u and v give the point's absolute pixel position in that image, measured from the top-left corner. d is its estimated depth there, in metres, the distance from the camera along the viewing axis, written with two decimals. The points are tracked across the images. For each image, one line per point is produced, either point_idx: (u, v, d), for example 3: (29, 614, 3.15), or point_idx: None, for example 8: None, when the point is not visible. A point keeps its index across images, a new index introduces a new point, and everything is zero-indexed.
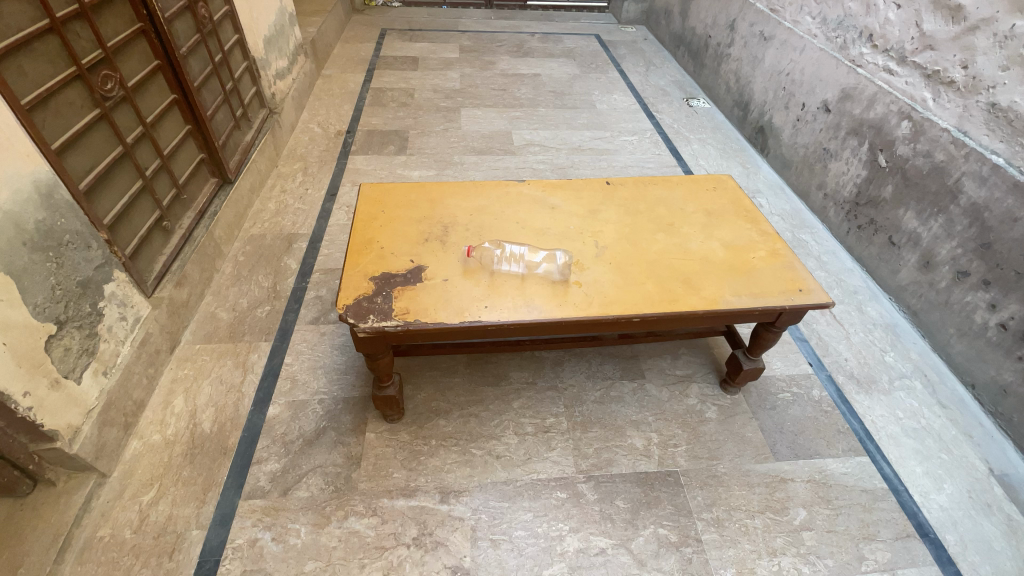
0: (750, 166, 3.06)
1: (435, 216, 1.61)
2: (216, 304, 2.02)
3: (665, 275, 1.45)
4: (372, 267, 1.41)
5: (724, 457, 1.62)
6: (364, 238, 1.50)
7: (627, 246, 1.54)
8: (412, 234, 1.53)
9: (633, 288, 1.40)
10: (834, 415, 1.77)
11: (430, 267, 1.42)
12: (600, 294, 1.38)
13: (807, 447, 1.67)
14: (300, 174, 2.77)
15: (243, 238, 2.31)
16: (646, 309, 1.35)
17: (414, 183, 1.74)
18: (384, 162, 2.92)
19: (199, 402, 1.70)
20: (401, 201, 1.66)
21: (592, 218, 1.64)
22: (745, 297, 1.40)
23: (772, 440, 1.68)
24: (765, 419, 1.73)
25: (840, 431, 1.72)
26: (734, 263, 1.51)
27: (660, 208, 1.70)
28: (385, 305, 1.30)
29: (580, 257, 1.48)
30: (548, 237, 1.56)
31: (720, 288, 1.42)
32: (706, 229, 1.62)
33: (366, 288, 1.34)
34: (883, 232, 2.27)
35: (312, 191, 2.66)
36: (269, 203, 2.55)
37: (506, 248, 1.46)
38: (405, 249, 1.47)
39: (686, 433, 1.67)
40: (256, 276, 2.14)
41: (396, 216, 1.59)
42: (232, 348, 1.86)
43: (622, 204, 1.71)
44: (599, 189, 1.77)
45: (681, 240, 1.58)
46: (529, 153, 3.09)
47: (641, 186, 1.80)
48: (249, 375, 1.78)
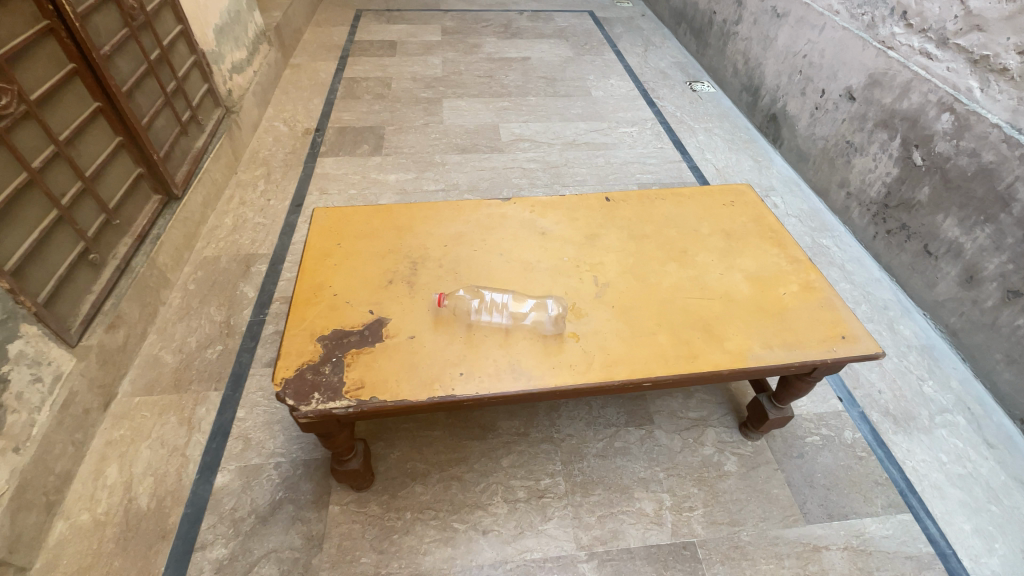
0: (762, 159, 2.79)
1: (402, 249, 1.34)
2: (160, 345, 1.76)
3: (681, 321, 1.20)
4: (322, 323, 1.15)
5: (747, 522, 1.39)
6: (314, 283, 1.24)
7: (632, 283, 1.28)
8: (373, 275, 1.26)
9: (642, 340, 1.15)
10: (871, 462, 1.54)
11: (393, 319, 1.16)
12: (603, 351, 1.13)
13: (841, 505, 1.45)
14: (262, 182, 2.49)
15: (194, 263, 2.05)
16: (660, 371, 1.10)
17: (379, 206, 1.47)
18: (356, 164, 2.62)
19: (136, 471, 1.46)
20: (361, 230, 1.39)
21: (590, 245, 1.38)
22: (779, 349, 1.15)
23: (802, 498, 1.45)
24: (792, 471, 1.51)
25: (878, 483, 1.50)
26: (762, 302, 1.25)
27: (670, 230, 1.44)
28: (334, 378, 1.04)
29: (576, 300, 1.23)
30: (538, 273, 1.29)
31: (749, 337, 1.17)
32: (725, 257, 1.36)
33: (311, 353, 1.09)
34: (917, 239, 2.02)
35: (274, 203, 2.38)
36: (225, 218, 2.27)
37: (486, 295, 1.20)
38: (363, 296, 1.21)
39: (703, 492, 1.45)
40: (207, 309, 1.89)
41: (355, 251, 1.32)
42: (177, 400, 1.61)
43: (626, 226, 1.44)
44: (598, 207, 1.50)
45: (697, 273, 1.32)
46: (519, 150, 2.79)
47: (648, 201, 1.53)
48: (195, 434, 1.53)
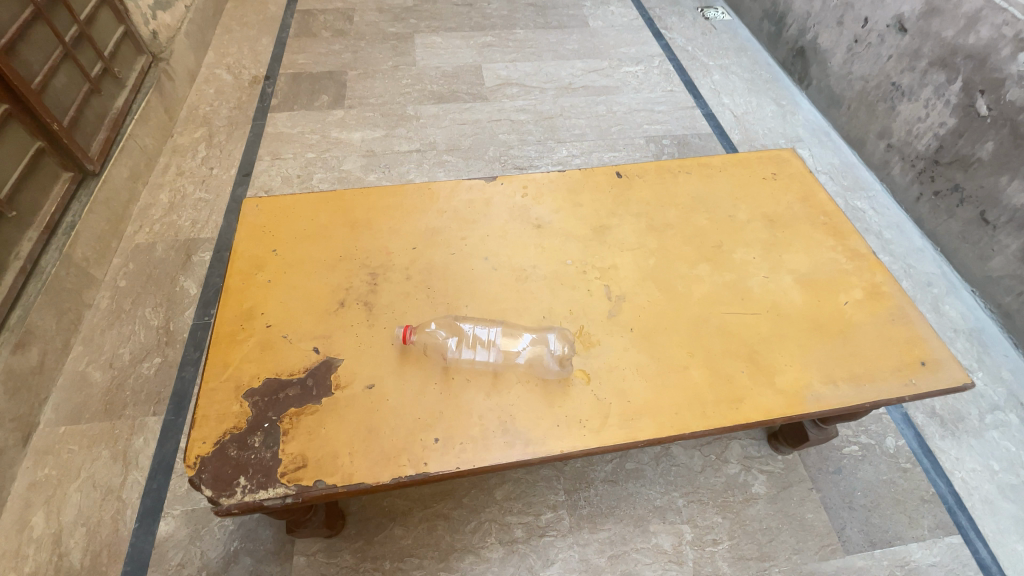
0: (786, 103, 2.42)
1: (357, 252, 1.03)
2: (88, 359, 1.49)
3: (720, 349, 0.93)
4: (251, 369, 0.87)
5: (779, 556, 1.21)
6: (243, 310, 0.95)
7: (655, 295, 1.00)
8: (319, 295, 0.97)
9: (671, 379, 0.89)
10: (915, 476, 1.35)
11: (345, 360, 0.88)
12: (623, 396, 0.86)
13: (884, 530, 1.27)
14: (203, 146, 2.11)
15: (124, 253, 1.75)
16: (697, 423, 0.84)
17: (328, 193, 1.15)
18: (313, 121, 2.21)
19: (64, 520, 1.22)
20: (304, 229, 1.08)
21: (600, 240, 1.08)
22: (844, 385, 0.91)
23: (840, 523, 1.27)
24: (828, 491, 1.32)
25: (924, 501, 1.32)
26: (819, 317, 0.99)
27: (698, 217, 1.14)
28: (265, 455, 0.78)
29: (585, 322, 0.95)
30: (534, 283, 1.00)
31: (806, 369, 0.92)
32: (769, 254, 1.09)
33: (235, 418, 0.82)
34: (971, 203, 1.74)
35: (218, 172, 2.03)
36: (160, 194, 1.94)
37: (468, 328, 0.92)
38: (306, 327, 0.92)
39: (729, 521, 1.26)
40: (141, 311, 1.60)
41: (295, 260, 1.02)
42: (109, 429, 1.36)
43: (645, 212, 1.14)
44: (608, 184, 1.18)
45: (735, 277, 1.04)
46: (506, 98, 2.37)
47: (669, 176, 1.22)
48: (132, 472, 1.30)
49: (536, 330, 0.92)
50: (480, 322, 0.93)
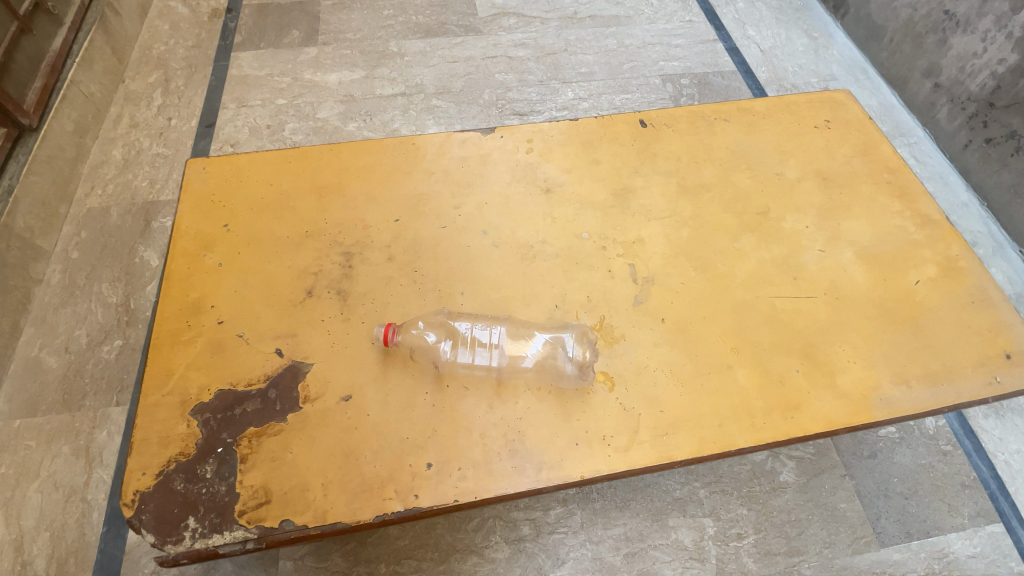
0: (819, 36, 2.13)
1: (327, 227, 0.85)
2: (41, 343, 1.33)
3: (770, 343, 0.77)
4: (199, 378, 0.71)
5: (810, 550, 1.12)
6: (188, 302, 0.78)
7: (690, 275, 0.82)
8: (282, 281, 0.79)
9: (713, 382, 0.73)
10: (956, 460, 1.24)
11: (315, 365, 0.72)
12: (655, 406, 0.71)
13: (921, 519, 1.17)
14: (159, 93, 1.85)
15: (74, 219, 1.55)
16: (745, 438, 0.70)
17: (289, 150, 0.94)
18: (283, 61, 1.93)
19: (25, 525, 1.11)
20: (261, 198, 0.88)
21: (622, 207, 0.89)
22: (918, 386, 0.76)
23: (874, 513, 1.17)
24: (862, 477, 1.21)
25: (964, 487, 1.21)
26: (885, 300, 0.83)
27: (740, 176, 0.95)
28: (219, 489, 0.64)
29: (606, 311, 0.78)
30: (543, 262, 0.83)
31: (872, 366, 0.77)
32: (824, 221, 0.91)
33: (181, 442, 0.67)
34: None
35: (177, 123, 1.79)
36: (113, 150, 1.71)
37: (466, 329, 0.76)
38: (267, 323, 0.76)
39: (755, 513, 1.15)
40: (98, 286, 1.43)
41: (251, 238, 0.84)
42: (68, 423, 1.22)
43: (674, 170, 0.94)
44: (630, 136, 0.98)
45: (785, 251, 0.87)
46: (502, 30, 2.06)
47: (704, 125, 1.01)
48: (97, 470, 1.17)
49: (549, 329, 0.76)
50: (481, 320, 0.77)
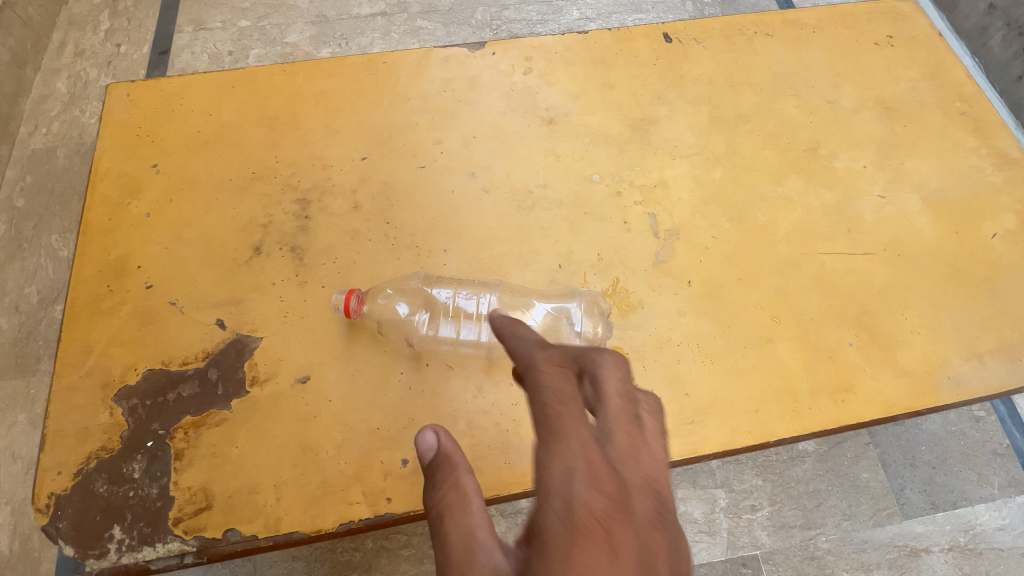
0: None
1: (278, 167, 0.69)
2: None
3: (818, 311, 0.64)
4: (124, 355, 0.59)
5: (828, 523, 1.04)
6: (110, 262, 0.63)
7: (724, 228, 0.68)
8: (225, 235, 0.65)
9: (748, 358, 0.61)
10: (990, 426, 1.14)
11: (266, 340, 0.59)
12: (679, 388, 0.59)
13: (948, 490, 1.09)
14: (106, 14, 1.60)
15: (18, 163, 1.38)
16: (786, 427, 0.58)
17: (232, 71, 0.76)
18: None
19: None
20: (198, 132, 0.71)
21: (642, 141, 0.73)
22: (992, 361, 0.64)
23: (899, 483, 1.08)
24: (888, 446, 1.11)
25: (997, 455, 1.11)
26: (956, 257, 0.69)
27: (785, 104, 0.78)
28: (150, 492, 0.53)
29: (621, 272, 0.64)
30: (544, 212, 0.68)
31: (939, 339, 0.64)
32: (885, 159, 0.75)
33: (102, 434, 0.55)
34: None
35: (128, 50, 1.56)
36: (57, 82, 1.50)
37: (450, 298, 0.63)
38: (206, 288, 0.62)
39: (771, 485, 1.06)
40: (45, 239, 1.27)
41: (186, 182, 0.68)
42: (23, 389, 1.12)
43: (705, 96, 0.77)
44: (651, 54, 0.79)
45: (839, 197, 0.71)
46: None
47: (743, 41, 0.82)
48: None
49: (550, 297, 0.64)
50: (467, 286, 0.64)
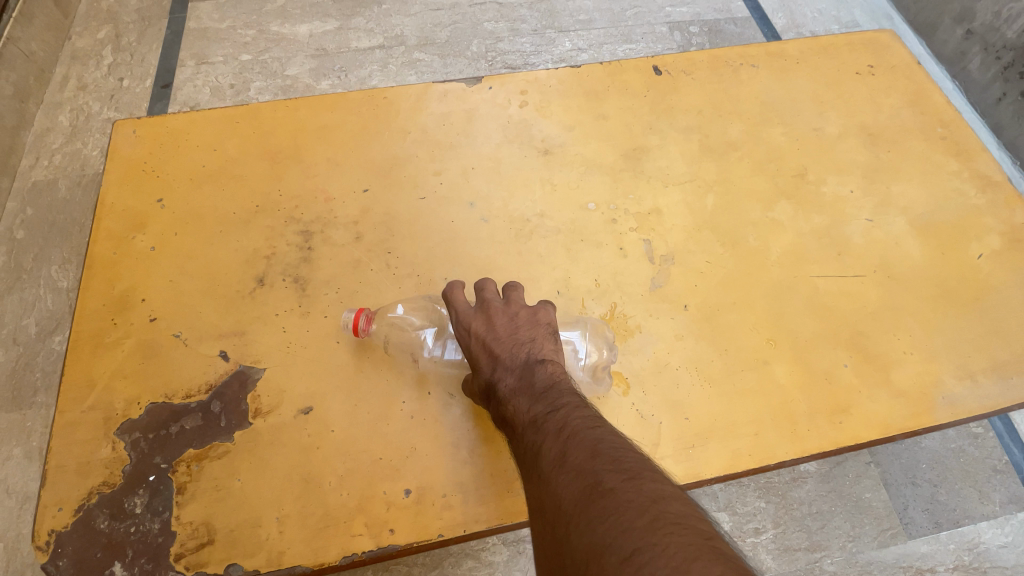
0: None
1: (281, 200, 0.70)
2: None
3: (813, 333, 0.65)
4: (126, 389, 0.59)
5: (833, 546, 1.04)
6: (114, 295, 0.64)
7: (718, 252, 0.69)
8: (228, 266, 0.66)
9: (747, 381, 0.62)
10: (988, 442, 1.14)
11: (268, 371, 0.59)
12: (679, 412, 0.60)
13: (951, 508, 1.08)
14: (108, 50, 1.66)
15: (19, 195, 1.40)
16: (786, 449, 0.59)
17: (236, 107, 0.78)
18: (246, 11, 1.72)
19: None
20: (202, 166, 0.73)
21: (635, 170, 0.75)
22: (985, 380, 0.65)
23: (902, 502, 1.08)
24: (889, 465, 1.11)
25: (997, 472, 1.12)
26: (944, 277, 0.71)
27: (772, 132, 0.80)
28: (152, 527, 0.53)
29: (619, 297, 0.66)
30: (542, 239, 0.69)
31: (932, 359, 0.65)
32: (871, 184, 0.77)
33: (104, 469, 0.55)
34: None
35: (130, 84, 1.60)
36: (60, 116, 1.54)
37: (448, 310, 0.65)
38: (209, 319, 0.63)
39: (774, 506, 1.06)
40: (46, 269, 1.28)
41: (190, 215, 0.70)
42: (20, 422, 1.12)
43: (695, 125, 0.80)
44: (642, 85, 0.82)
45: (828, 220, 0.73)
46: None
47: (729, 72, 0.85)
48: None
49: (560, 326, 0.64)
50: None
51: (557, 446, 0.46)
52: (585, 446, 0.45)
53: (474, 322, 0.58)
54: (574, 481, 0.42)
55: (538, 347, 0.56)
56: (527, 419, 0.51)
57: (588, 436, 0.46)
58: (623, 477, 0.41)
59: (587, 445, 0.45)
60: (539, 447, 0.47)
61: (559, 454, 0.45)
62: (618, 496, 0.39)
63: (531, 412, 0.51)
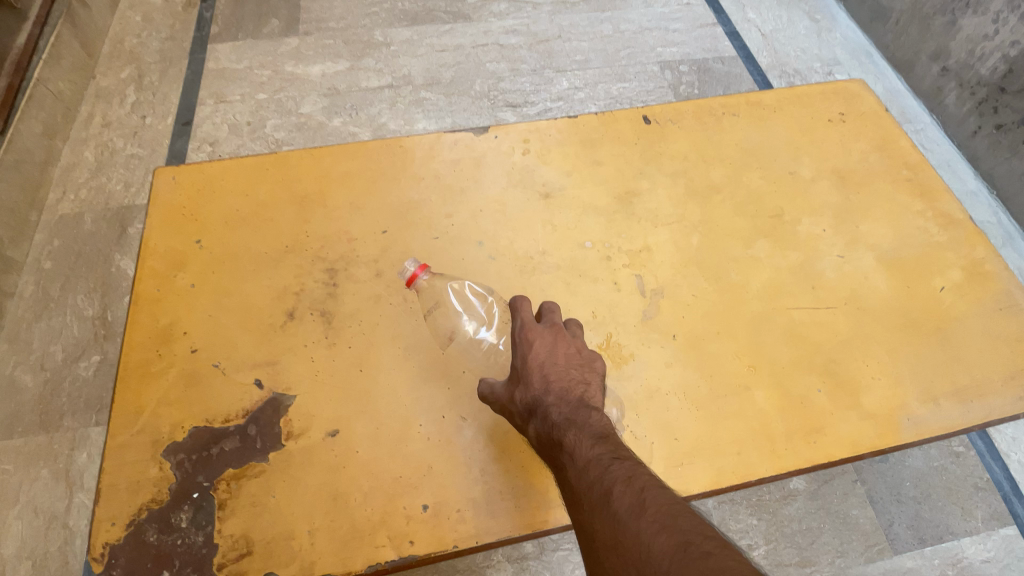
0: (821, 18, 2.06)
1: (309, 241, 0.78)
2: (14, 361, 1.27)
3: (789, 360, 0.72)
4: (171, 414, 0.65)
5: (821, 561, 1.09)
6: (159, 328, 0.71)
7: (702, 286, 0.77)
8: (262, 301, 0.73)
9: (731, 405, 0.68)
10: (969, 460, 1.20)
11: (299, 398, 0.66)
12: (669, 433, 0.66)
13: (935, 524, 1.14)
14: (131, 89, 1.76)
15: (46, 227, 1.48)
16: (766, 467, 0.65)
17: (266, 155, 0.86)
18: (263, 52, 1.83)
19: (5, 553, 1.08)
20: (236, 210, 0.81)
21: (627, 212, 0.83)
22: (947, 403, 0.71)
23: (887, 519, 1.13)
24: (875, 483, 1.16)
25: (978, 489, 1.17)
26: (909, 308, 0.78)
27: (751, 175, 0.89)
28: (196, 540, 0.59)
29: (614, 328, 0.73)
30: (544, 275, 0.77)
31: (898, 383, 0.72)
32: (842, 223, 0.85)
33: (152, 487, 0.61)
34: None
35: (152, 121, 1.69)
36: (85, 151, 1.62)
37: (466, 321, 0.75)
38: (245, 350, 0.69)
39: (765, 523, 1.11)
40: (72, 298, 1.36)
41: (226, 255, 0.77)
42: (47, 444, 1.18)
43: (682, 170, 0.88)
44: (633, 134, 0.91)
45: (802, 257, 0.81)
46: (491, 16, 1.93)
47: (711, 121, 0.94)
48: (80, 496, 1.14)
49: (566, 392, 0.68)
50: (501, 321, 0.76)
51: (632, 490, 0.47)
52: (660, 500, 0.47)
53: (537, 341, 0.63)
54: (661, 531, 0.44)
55: (593, 395, 0.60)
56: (592, 457, 0.52)
57: (660, 492, 0.48)
58: (706, 534, 0.44)
59: (665, 501, 0.47)
60: (610, 486, 0.49)
61: (635, 499, 0.47)
62: (716, 558, 0.41)
63: (593, 450, 0.53)
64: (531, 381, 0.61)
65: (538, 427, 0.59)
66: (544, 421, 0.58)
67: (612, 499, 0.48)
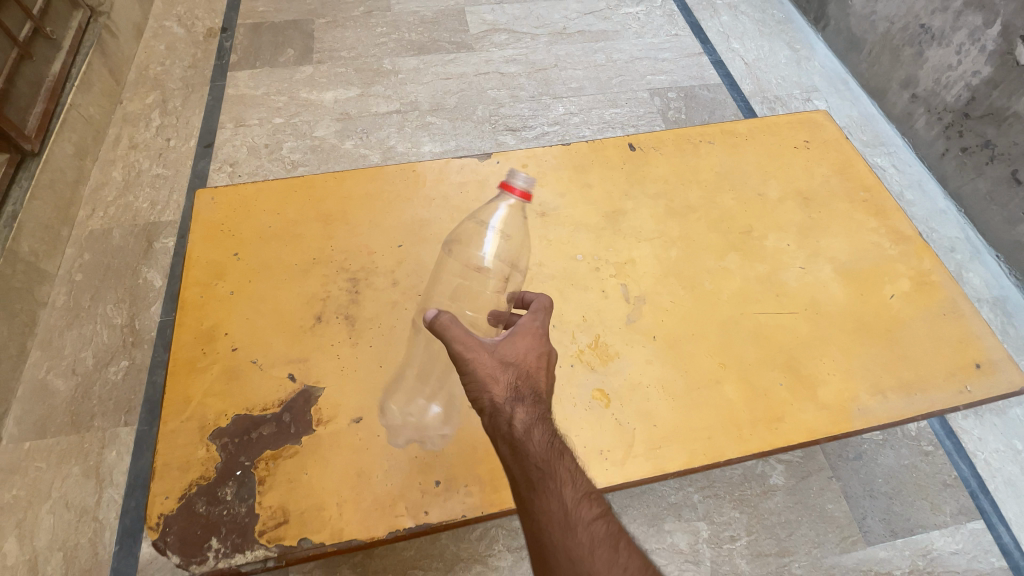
0: (801, 48, 2.21)
1: (334, 254, 0.89)
2: (48, 365, 1.37)
3: (755, 358, 0.82)
4: (215, 403, 0.75)
5: (799, 551, 1.17)
6: (203, 330, 0.81)
7: (679, 294, 0.87)
8: (293, 307, 0.83)
9: (702, 397, 0.78)
10: (937, 459, 1.29)
11: (327, 390, 0.76)
12: (649, 420, 0.76)
13: (905, 518, 1.22)
14: (156, 113, 1.88)
15: (76, 241, 1.58)
16: (733, 450, 0.75)
17: (295, 178, 0.97)
18: (279, 80, 1.96)
19: (38, 545, 1.16)
20: (269, 226, 0.91)
21: (614, 229, 0.94)
22: (894, 396, 0.81)
23: (860, 512, 1.22)
24: (848, 479, 1.25)
25: (946, 486, 1.26)
26: (862, 314, 0.88)
27: (725, 197, 1.00)
28: (239, 510, 0.68)
29: (601, 330, 0.83)
30: (540, 284, 0.87)
31: (851, 379, 0.82)
32: (804, 239, 0.96)
33: (201, 466, 0.71)
34: (1002, 162, 1.63)
35: (176, 144, 1.81)
36: (113, 171, 1.74)
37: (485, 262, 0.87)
38: (279, 348, 0.79)
39: (746, 516, 1.19)
40: (102, 307, 1.46)
41: (261, 266, 0.87)
42: (78, 443, 1.27)
43: (662, 192, 0.99)
44: (619, 160, 1.02)
45: (768, 268, 0.92)
46: (493, 46, 2.07)
47: (690, 148, 1.06)
48: (108, 491, 1.22)
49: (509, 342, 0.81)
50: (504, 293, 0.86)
51: (634, 546, 0.58)
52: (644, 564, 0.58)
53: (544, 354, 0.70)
54: None
55: None
56: (588, 488, 0.61)
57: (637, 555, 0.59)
58: None
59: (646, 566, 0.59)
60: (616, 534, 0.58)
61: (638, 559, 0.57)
62: None
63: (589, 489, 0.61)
64: (538, 384, 0.66)
65: (532, 427, 0.63)
66: (543, 427, 0.63)
67: (615, 547, 0.57)
